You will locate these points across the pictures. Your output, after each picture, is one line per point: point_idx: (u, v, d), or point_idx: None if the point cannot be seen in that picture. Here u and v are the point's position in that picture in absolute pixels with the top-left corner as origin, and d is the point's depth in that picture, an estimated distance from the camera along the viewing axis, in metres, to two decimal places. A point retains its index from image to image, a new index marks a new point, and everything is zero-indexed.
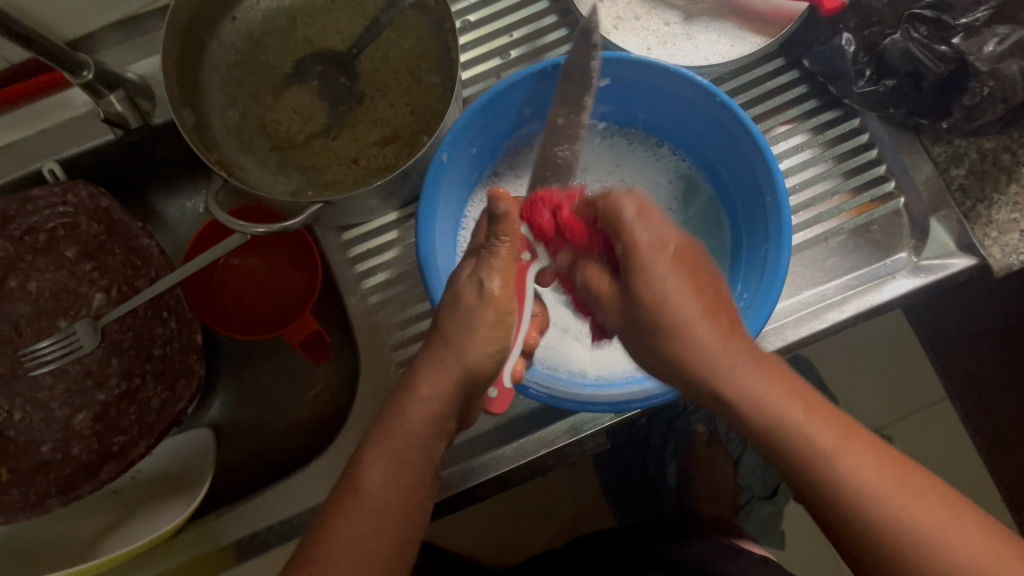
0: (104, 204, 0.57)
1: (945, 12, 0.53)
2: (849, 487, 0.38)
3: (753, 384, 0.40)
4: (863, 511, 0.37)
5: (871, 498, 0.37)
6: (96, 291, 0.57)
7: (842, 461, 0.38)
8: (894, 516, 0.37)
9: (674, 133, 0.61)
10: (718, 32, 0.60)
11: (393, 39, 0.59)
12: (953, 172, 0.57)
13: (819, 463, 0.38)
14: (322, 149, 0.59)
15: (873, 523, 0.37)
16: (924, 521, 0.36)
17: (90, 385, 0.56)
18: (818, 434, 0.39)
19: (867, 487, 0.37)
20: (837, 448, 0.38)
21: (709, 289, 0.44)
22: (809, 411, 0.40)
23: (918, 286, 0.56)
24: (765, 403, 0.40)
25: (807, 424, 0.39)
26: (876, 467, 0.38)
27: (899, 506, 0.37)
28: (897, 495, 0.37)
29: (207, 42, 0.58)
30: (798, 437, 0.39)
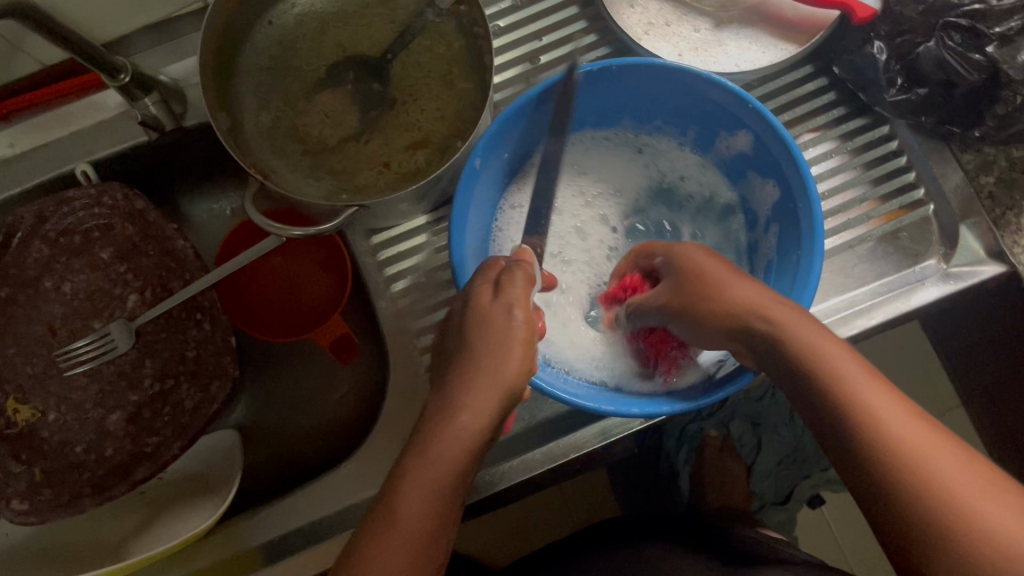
0: (139, 206, 0.57)
1: (980, 21, 0.53)
2: (856, 406, 0.38)
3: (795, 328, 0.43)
4: (871, 438, 0.37)
5: (879, 425, 0.37)
6: (130, 292, 0.57)
7: (863, 395, 0.39)
8: (894, 439, 0.37)
9: (708, 141, 0.62)
10: (750, 38, 0.60)
11: (427, 44, 0.60)
12: (983, 180, 0.57)
13: (843, 392, 0.39)
14: (353, 153, 0.59)
15: (869, 439, 0.37)
16: (929, 452, 0.36)
17: (123, 386, 0.56)
18: (847, 370, 0.40)
19: (879, 416, 0.38)
20: (864, 382, 0.39)
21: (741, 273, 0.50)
22: (840, 351, 0.41)
23: (947, 293, 0.56)
24: (808, 344, 0.42)
25: (838, 359, 0.41)
26: (894, 406, 0.38)
27: (907, 431, 0.37)
28: (906, 424, 0.37)
29: (242, 47, 0.60)
30: (827, 365, 0.41)
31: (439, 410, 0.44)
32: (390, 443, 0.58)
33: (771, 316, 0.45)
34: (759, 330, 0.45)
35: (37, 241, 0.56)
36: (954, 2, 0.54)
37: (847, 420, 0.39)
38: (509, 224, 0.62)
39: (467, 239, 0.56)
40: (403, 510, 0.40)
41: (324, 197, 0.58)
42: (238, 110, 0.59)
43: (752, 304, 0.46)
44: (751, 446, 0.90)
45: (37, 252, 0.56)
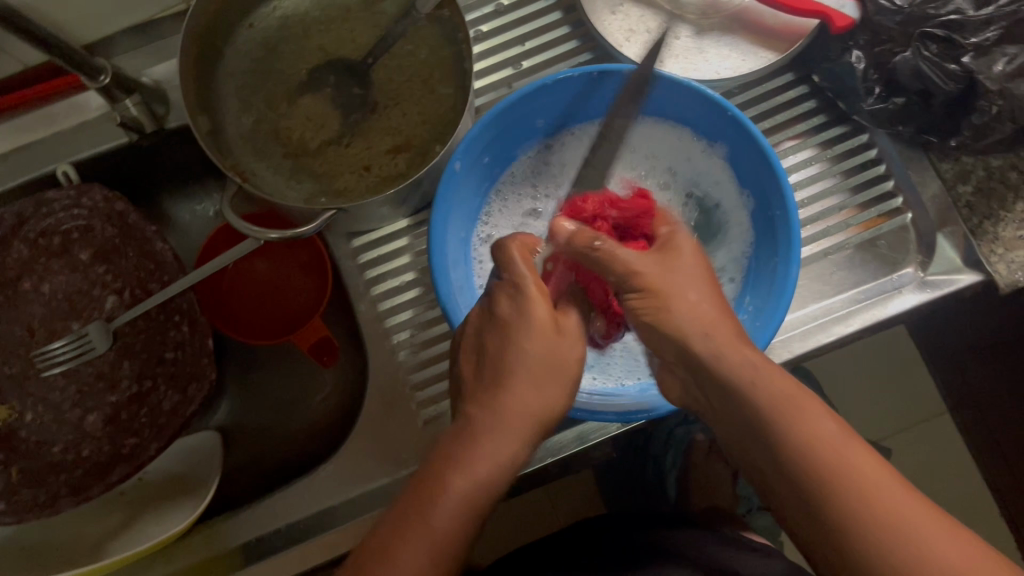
0: (118, 207, 0.57)
1: (956, 31, 0.53)
2: (850, 489, 0.37)
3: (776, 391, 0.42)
4: (836, 501, 0.37)
5: (877, 511, 0.36)
6: (110, 293, 0.58)
7: (824, 451, 0.39)
8: (860, 500, 0.37)
9: (696, 141, 0.61)
10: (730, 46, 0.60)
11: (408, 49, 0.60)
12: (961, 189, 0.58)
13: (803, 451, 0.39)
14: (334, 157, 0.59)
15: (866, 529, 0.36)
16: (892, 512, 0.36)
17: (102, 387, 0.56)
18: (802, 428, 0.40)
19: (875, 501, 0.37)
20: (824, 438, 0.39)
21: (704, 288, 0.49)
22: (828, 421, 0.40)
23: (923, 302, 0.57)
24: (787, 412, 0.40)
25: (794, 419, 0.40)
26: (888, 486, 0.37)
27: (904, 511, 0.36)
28: (867, 484, 0.37)
29: (224, 50, 0.60)
30: (809, 439, 0.39)
31: (482, 414, 0.45)
32: (368, 446, 0.59)
33: (750, 377, 0.43)
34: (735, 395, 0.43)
35: (17, 242, 0.56)
36: (932, 12, 0.54)
37: (838, 501, 0.37)
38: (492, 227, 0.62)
39: (448, 242, 0.56)
40: (434, 518, 0.40)
41: (305, 200, 0.58)
42: (219, 113, 0.59)
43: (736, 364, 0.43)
44: None
45: (17, 252, 0.56)
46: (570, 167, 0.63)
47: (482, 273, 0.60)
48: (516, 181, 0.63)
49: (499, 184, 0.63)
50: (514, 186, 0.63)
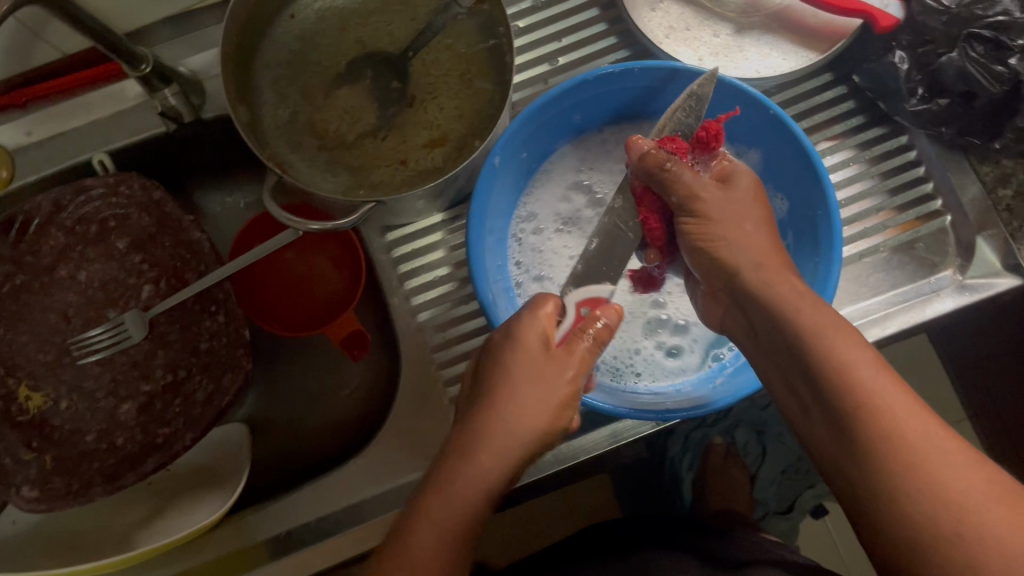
0: (156, 196, 0.58)
1: (1004, 32, 0.53)
2: (879, 417, 0.38)
3: (808, 318, 0.43)
4: (869, 425, 0.38)
5: (892, 435, 0.38)
6: (145, 282, 0.57)
7: (866, 378, 0.40)
8: (888, 426, 0.38)
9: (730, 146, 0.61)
10: (770, 45, 0.60)
11: (447, 43, 0.60)
12: (1000, 192, 0.57)
13: (840, 376, 0.40)
14: (371, 150, 0.59)
15: (888, 455, 0.38)
16: (914, 439, 0.37)
17: (136, 375, 0.56)
18: (848, 354, 0.41)
19: (896, 426, 0.38)
20: (867, 367, 0.40)
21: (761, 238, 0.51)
22: (856, 346, 0.41)
23: (963, 304, 0.56)
24: (820, 334, 0.42)
25: (841, 346, 0.41)
26: (907, 404, 0.39)
27: (921, 434, 0.38)
28: (898, 413, 0.38)
29: (262, 41, 0.59)
30: (840, 357, 0.41)
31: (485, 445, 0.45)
32: (400, 440, 0.58)
33: (794, 306, 0.44)
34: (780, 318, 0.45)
35: (54, 229, 0.56)
36: (979, 13, 0.54)
37: (853, 417, 0.39)
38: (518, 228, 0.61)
39: (485, 237, 0.56)
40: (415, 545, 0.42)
41: (341, 192, 0.58)
42: (256, 104, 0.59)
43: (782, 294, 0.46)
44: (756, 454, 0.90)
45: (53, 240, 0.56)
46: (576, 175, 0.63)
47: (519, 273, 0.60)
48: (547, 185, 0.62)
49: (531, 185, 0.62)
50: (543, 195, 0.62)
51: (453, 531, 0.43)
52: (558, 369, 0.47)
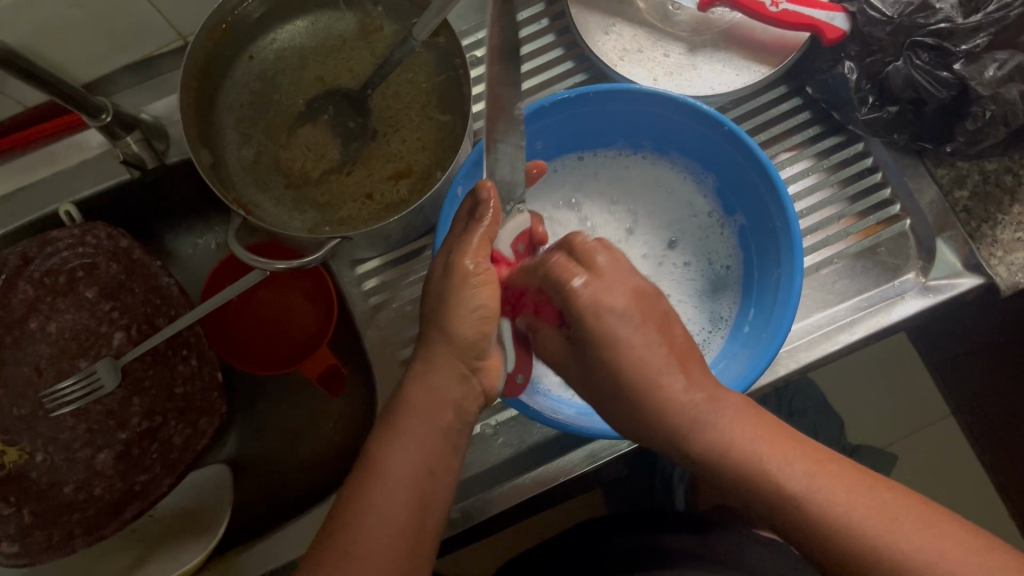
0: (123, 244, 0.58)
1: (946, 39, 0.53)
2: (756, 475, 0.39)
3: (722, 431, 0.41)
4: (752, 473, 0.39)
5: (857, 536, 0.36)
6: (117, 330, 0.58)
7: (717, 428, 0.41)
8: (765, 462, 0.39)
9: (700, 164, 0.61)
10: (723, 62, 0.61)
11: (407, 77, 0.61)
12: (957, 194, 0.57)
13: (720, 451, 0.41)
14: (336, 185, 0.60)
15: (773, 495, 0.39)
16: (795, 470, 0.39)
17: (111, 425, 0.56)
18: (716, 424, 0.41)
19: (854, 519, 0.36)
20: (734, 437, 0.41)
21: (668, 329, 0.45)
22: (777, 452, 0.40)
23: (925, 306, 0.57)
24: (735, 443, 0.41)
25: (709, 417, 0.42)
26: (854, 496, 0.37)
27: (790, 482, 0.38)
28: (774, 452, 0.40)
29: (222, 84, 0.60)
30: (705, 434, 0.41)
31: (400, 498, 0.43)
32: None
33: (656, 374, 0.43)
34: (689, 441, 0.42)
35: (21, 282, 0.56)
36: (921, 22, 0.54)
37: (762, 488, 0.39)
38: (563, 196, 0.63)
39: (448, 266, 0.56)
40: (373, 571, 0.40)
41: (309, 230, 0.58)
42: (219, 147, 0.59)
43: (674, 389, 0.42)
44: None
45: (22, 292, 0.56)
46: (568, 182, 0.63)
47: None
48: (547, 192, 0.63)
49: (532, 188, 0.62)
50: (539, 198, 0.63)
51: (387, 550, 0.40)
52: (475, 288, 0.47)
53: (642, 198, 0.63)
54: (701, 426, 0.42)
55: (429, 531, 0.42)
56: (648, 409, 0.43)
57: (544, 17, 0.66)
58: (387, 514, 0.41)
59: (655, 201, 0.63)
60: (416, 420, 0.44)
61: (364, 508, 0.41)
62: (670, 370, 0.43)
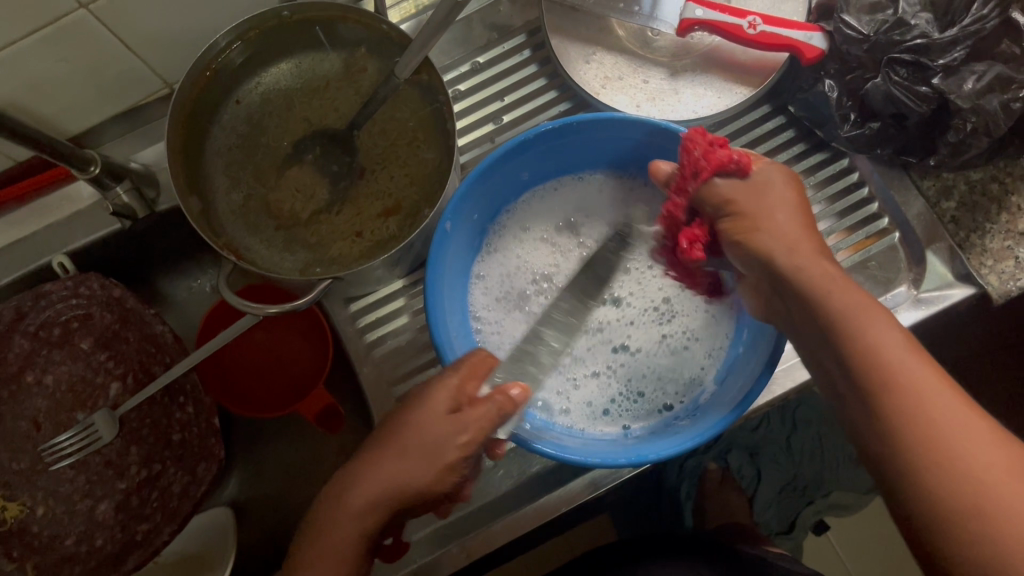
0: (116, 294, 0.58)
1: (924, 54, 0.53)
2: (786, 264, 0.46)
3: (823, 282, 0.44)
4: (785, 262, 0.46)
5: (916, 399, 0.39)
6: (112, 380, 0.57)
7: (765, 228, 0.48)
8: (795, 264, 0.46)
9: None
10: (705, 85, 0.61)
11: (391, 113, 0.61)
12: (944, 205, 0.58)
13: (777, 248, 0.47)
14: (325, 225, 0.60)
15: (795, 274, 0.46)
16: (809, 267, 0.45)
17: (111, 474, 0.56)
18: (774, 231, 0.47)
19: (922, 392, 0.39)
20: (790, 242, 0.47)
21: (800, 215, 0.48)
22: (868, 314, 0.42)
23: (920, 319, 0.57)
24: (775, 255, 0.47)
25: (768, 224, 0.48)
26: (957, 408, 0.39)
27: (805, 268, 0.45)
28: (802, 256, 0.46)
29: (209, 129, 0.60)
30: (762, 230, 0.48)
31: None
32: None
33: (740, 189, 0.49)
34: (753, 232, 0.48)
35: (17, 336, 0.56)
36: (898, 38, 0.54)
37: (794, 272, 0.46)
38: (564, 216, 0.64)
39: (444, 288, 0.57)
40: None
41: (298, 272, 0.59)
42: (208, 193, 0.60)
43: (822, 278, 0.44)
44: (751, 476, 0.89)
45: (18, 346, 0.56)
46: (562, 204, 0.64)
47: (478, 311, 0.61)
48: (541, 207, 0.64)
49: (516, 203, 0.63)
50: (537, 213, 0.64)
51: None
52: (451, 432, 0.47)
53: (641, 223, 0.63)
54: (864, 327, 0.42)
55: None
56: (772, 266, 0.47)
57: (525, 49, 0.67)
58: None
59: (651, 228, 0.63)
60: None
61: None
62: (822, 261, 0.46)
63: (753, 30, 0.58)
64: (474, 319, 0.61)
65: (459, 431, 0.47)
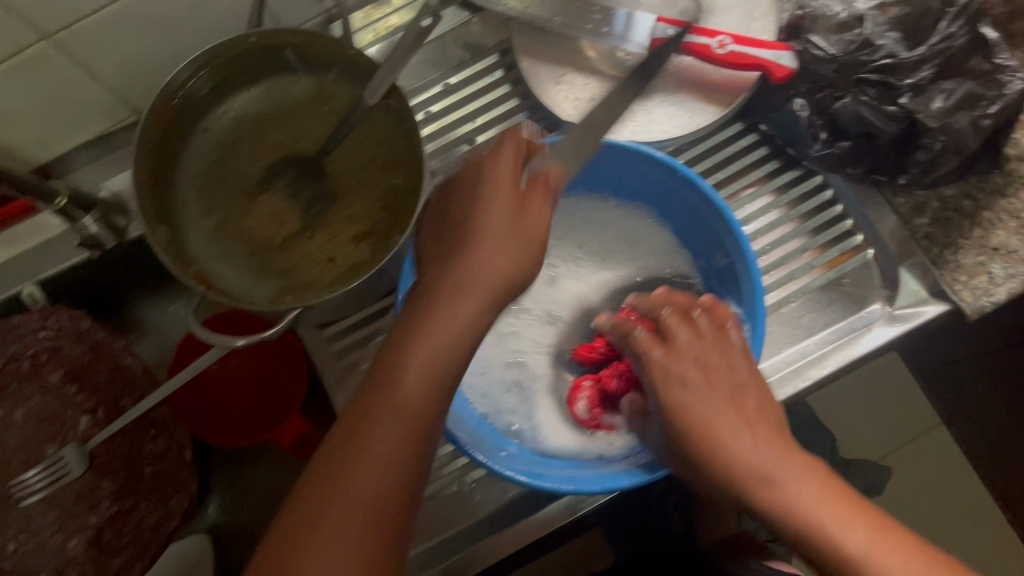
0: (84, 326, 0.57)
1: (891, 74, 0.54)
2: (693, 434, 0.46)
3: (730, 445, 0.44)
4: (688, 423, 0.46)
5: (837, 541, 0.40)
6: (82, 413, 0.57)
7: (668, 393, 0.48)
8: (703, 422, 0.46)
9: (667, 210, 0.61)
10: (676, 104, 0.61)
11: (363, 137, 0.60)
12: (917, 222, 0.58)
13: (679, 417, 0.47)
14: (297, 251, 0.60)
15: (694, 445, 0.46)
16: (709, 423, 0.46)
17: (82, 509, 0.56)
18: (677, 393, 0.47)
19: (842, 534, 0.40)
20: (694, 404, 0.46)
21: (709, 351, 0.48)
22: (782, 461, 0.43)
23: (895, 336, 0.57)
24: (683, 415, 0.47)
25: (673, 386, 0.48)
26: (871, 539, 0.39)
27: (703, 429, 0.46)
28: (706, 409, 0.46)
29: (180, 156, 0.59)
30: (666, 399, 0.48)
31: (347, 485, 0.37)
32: None
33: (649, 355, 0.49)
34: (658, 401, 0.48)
35: None
36: (866, 58, 0.55)
37: (694, 443, 0.46)
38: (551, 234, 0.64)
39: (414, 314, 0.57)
40: None
41: (270, 299, 0.58)
42: (179, 220, 0.59)
43: (725, 431, 0.45)
44: None
45: None
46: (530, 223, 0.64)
47: None
48: None
49: None
50: None
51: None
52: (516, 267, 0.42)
53: (614, 249, 0.63)
54: (775, 486, 0.42)
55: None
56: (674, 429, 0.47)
57: (498, 69, 0.67)
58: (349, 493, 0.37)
59: (625, 254, 0.63)
60: (377, 464, 0.38)
61: (337, 481, 0.37)
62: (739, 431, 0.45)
63: (722, 50, 0.58)
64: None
65: (522, 211, 0.43)
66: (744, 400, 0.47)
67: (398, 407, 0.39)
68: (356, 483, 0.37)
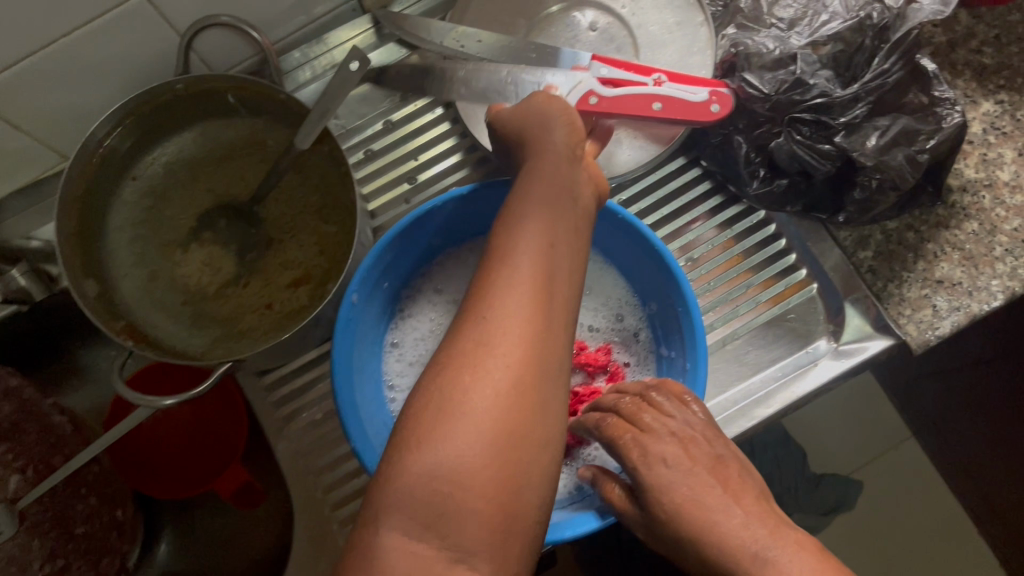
0: (11, 383, 0.56)
1: (824, 113, 0.54)
2: (673, 509, 0.40)
3: (713, 517, 0.39)
4: (667, 498, 0.41)
5: None
6: (13, 472, 0.55)
7: (649, 467, 0.43)
8: (682, 496, 0.40)
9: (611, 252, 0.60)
10: (615, 142, 0.61)
11: (297, 179, 0.59)
12: (861, 255, 0.56)
13: (658, 491, 0.41)
14: (233, 298, 0.59)
15: (679, 521, 0.40)
16: (695, 497, 0.40)
17: (13, 572, 0.53)
18: (661, 466, 0.42)
19: None
20: (676, 477, 0.41)
21: (691, 430, 0.44)
22: (773, 535, 0.37)
23: (840, 371, 0.56)
24: (662, 487, 0.41)
25: (652, 457, 0.43)
26: None
27: (688, 503, 0.40)
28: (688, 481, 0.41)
29: (109, 205, 0.58)
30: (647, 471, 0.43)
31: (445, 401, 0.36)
32: None
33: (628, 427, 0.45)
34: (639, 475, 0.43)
35: None
36: (798, 98, 0.54)
37: (674, 516, 0.40)
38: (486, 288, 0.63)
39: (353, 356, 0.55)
40: None
41: (204, 349, 0.57)
42: (110, 272, 0.58)
43: (708, 504, 0.39)
44: None
45: None
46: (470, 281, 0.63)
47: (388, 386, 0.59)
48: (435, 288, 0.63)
49: (420, 277, 0.63)
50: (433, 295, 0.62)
51: (420, 508, 0.34)
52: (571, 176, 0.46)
53: None
54: (762, 563, 0.36)
55: (532, 461, 0.36)
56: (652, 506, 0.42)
57: (438, 107, 0.66)
58: (479, 403, 0.36)
59: None
60: (514, 337, 0.38)
61: (463, 396, 0.36)
62: (727, 507, 0.39)
63: (659, 106, 0.57)
64: (390, 390, 0.59)
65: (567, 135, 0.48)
66: (731, 477, 0.41)
67: (516, 301, 0.39)
68: (476, 383, 0.37)
